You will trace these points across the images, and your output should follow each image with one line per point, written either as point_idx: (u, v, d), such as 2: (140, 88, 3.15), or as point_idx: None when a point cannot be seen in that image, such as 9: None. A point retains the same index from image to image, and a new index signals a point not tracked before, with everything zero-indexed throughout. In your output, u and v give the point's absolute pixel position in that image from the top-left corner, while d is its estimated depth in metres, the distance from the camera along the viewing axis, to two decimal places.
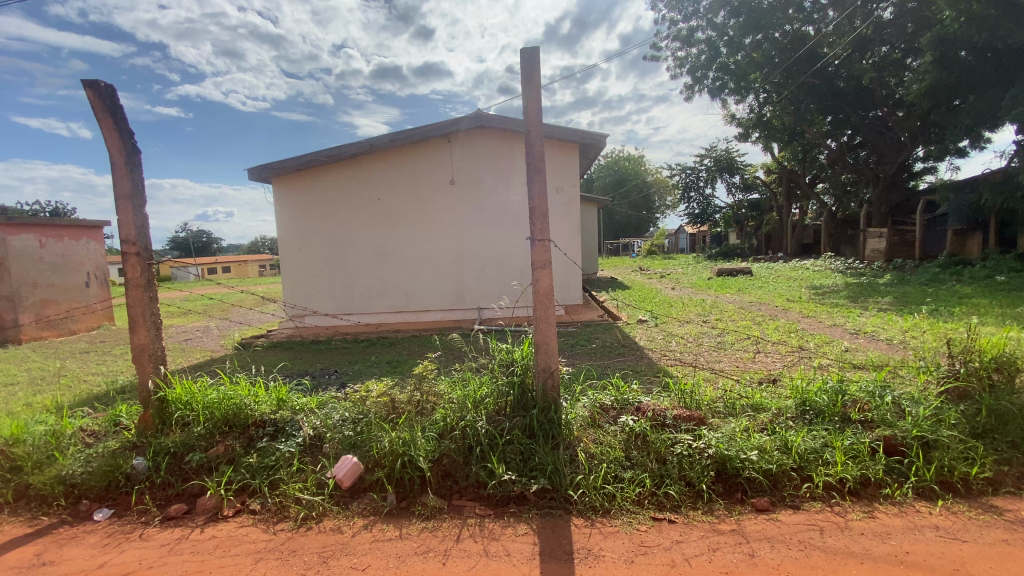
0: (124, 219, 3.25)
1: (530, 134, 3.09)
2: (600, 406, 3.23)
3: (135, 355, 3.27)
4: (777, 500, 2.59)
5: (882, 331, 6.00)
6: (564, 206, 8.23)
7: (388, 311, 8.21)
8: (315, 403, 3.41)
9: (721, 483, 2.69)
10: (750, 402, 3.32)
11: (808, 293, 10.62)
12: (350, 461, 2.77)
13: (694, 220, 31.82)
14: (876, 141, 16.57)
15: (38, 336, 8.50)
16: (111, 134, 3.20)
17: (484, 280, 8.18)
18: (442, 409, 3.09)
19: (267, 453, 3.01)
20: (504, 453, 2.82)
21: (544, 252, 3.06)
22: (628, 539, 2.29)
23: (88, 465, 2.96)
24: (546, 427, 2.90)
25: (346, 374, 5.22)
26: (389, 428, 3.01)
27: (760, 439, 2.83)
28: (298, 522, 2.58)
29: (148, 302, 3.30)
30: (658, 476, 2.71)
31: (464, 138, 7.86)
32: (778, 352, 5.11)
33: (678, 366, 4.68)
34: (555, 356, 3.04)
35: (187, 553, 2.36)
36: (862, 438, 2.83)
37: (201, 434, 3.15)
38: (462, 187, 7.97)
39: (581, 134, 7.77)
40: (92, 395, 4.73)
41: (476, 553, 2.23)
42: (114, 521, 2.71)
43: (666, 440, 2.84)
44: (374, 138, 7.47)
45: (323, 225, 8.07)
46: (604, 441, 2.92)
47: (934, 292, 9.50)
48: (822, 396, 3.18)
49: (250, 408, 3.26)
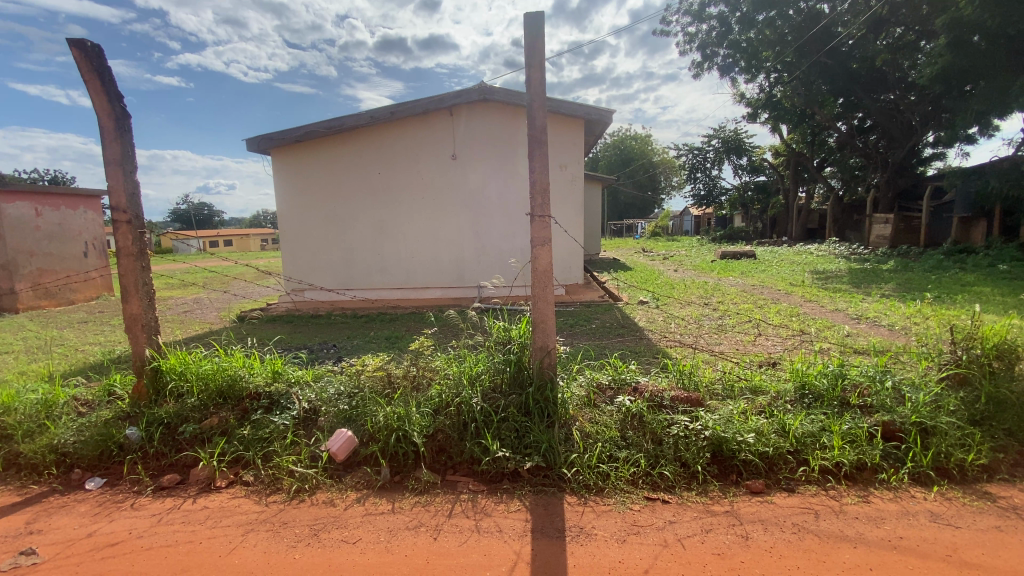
0: (115, 185, 3.24)
1: (532, 106, 2.99)
2: (597, 386, 3.24)
3: (128, 325, 3.30)
4: (771, 483, 2.59)
5: (884, 316, 5.95)
6: (567, 183, 8.08)
7: (386, 288, 8.17)
8: (311, 376, 3.39)
9: (716, 465, 2.68)
10: (747, 384, 3.32)
11: (811, 277, 10.54)
12: (345, 435, 2.76)
13: (700, 201, 31.62)
14: (887, 124, 16.28)
15: (37, 305, 8.51)
16: (98, 95, 3.16)
17: (484, 259, 8.10)
18: (438, 385, 3.06)
19: (261, 426, 3.01)
20: (498, 430, 2.81)
21: (544, 229, 3.01)
22: (620, 519, 2.28)
23: (80, 434, 2.98)
24: (542, 406, 2.89)
25: (344, 348, 5.20)
26: (384, 403, 3.01)
27: (757, 422, 2.83)
28: (291, 494, 2.58)
29: (141, 271, 3.32)
30: (652, 457, 2.70)
31: (468, 113, 7.70)
32: (779, 336, 5.07)
33: (677, 347, 4.63)
34: (553, 335, 3.02)
35: (178, 524, 2.38)
36: (860, 422, 2.82)
37: (195, 405, 3.16)
38: (464, 162, 7.84)
39: (588, 109, 7.60)
40: (88, 364, 4.74)
41: (468, 529, 2.22)
42: (106, 490, 2.74)
43: (662, 421, 2.83)
44: (374, 109, 7.32)
45: (322, 199, 7.98)
46: (600, 420, 2.91)
47: (937, 279, 9.40)
48: (822, 380, 3.16)
49: (244, 380, 3.25)
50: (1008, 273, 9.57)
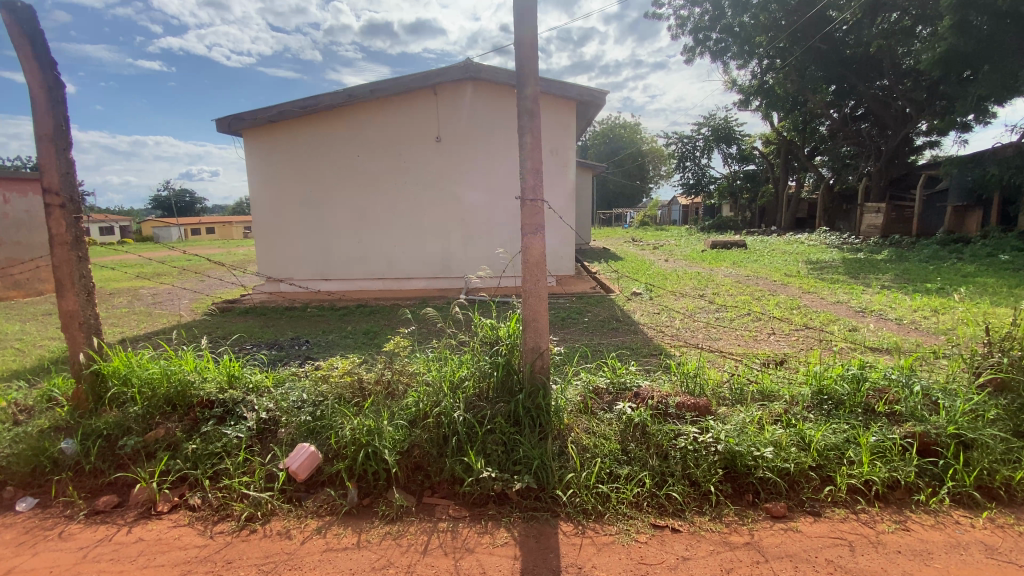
0: (45, 164, 2.79)
1: (522, 73, 2.59)
2: (594, 390, 2.90)
3: (63, 323, 2.87)
4: (794, 505, 2.30)
5: (890, 310, 5.68)
6: (559, 168, 7.68)
7: (367, 279, 7.78)
8: (271, 381, 3.00)
9: (729, 483, 2.38)
10: (759, 387, 3.01)
11: (806, 267, 10.33)
12: (307, 451, 2.40)
13: (689, 190, 31.41)
14: (880, 112, 16.10)
15: (4, 296, 7.93)
16: (28, 61, 2.72)
17: (471, 247, 7.72)
18: (415, 393, 2.69)
19: (213, 439, 2.61)
20: (483, 445, 2.46)
21: (535, 214, 2.65)
22: (625, 554, 1.96)
23: (13, 446, 2.59)
24: (533, 415, 2.55)
25: (318, 345, 4.81)
26: (351, 413, 2.64)
27: (774, 433, 2.53)
28: (240, 523, 2.21)
29: (78, 262, 2.88)
30: (658, 475, 2.37)
31: (454, 92, 7.26)
32: (782, 331, 4.78)
33: (675, 344, 4.31)
34: (545, 335, 2.69)
35: (105, 562, 2.00)
36: (891, 435, 2.56)
37: (139, 414, 2.74)
38: (449, 145, 7.42)
39: (580, 89, 7.19)
40: (34, 364, 4.29)
41: (446, 571, 1.88)
42: (37, 513, 2.34)
43: (668, 432, 2.50)
44: (353, 87, 6.84)
45: (297, 184, 7.51)
46: (599, 431, 2.58)
47: (936, 270, 9.21)
48: (842, 385, 2.88)
49: (195, 387, 2.84)
50: (1008, 263, 9.41)
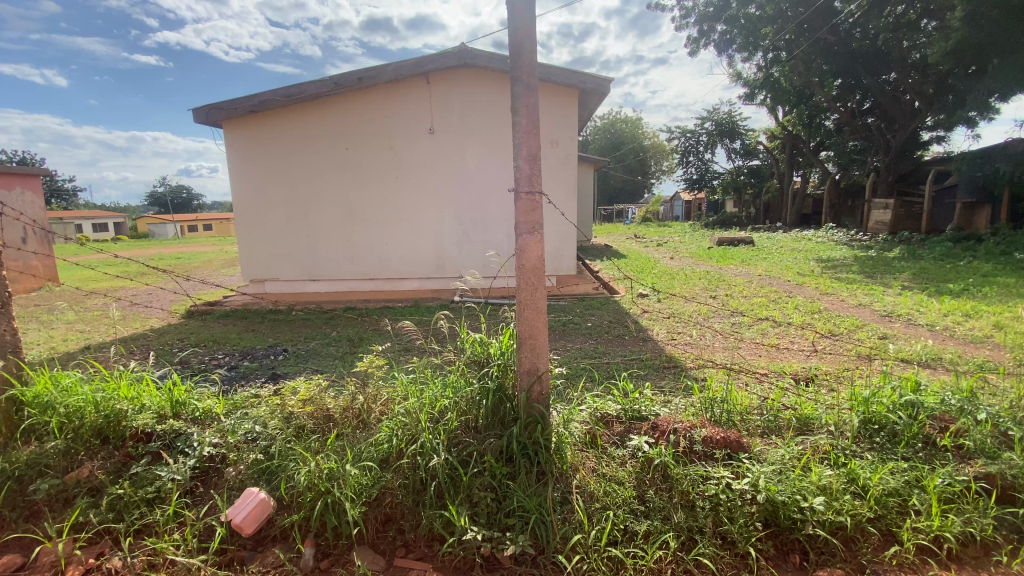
0: None
1: (518, 42, 2.14)
2: (602, 419, 2.47)
3: None
4: (853, 570, 1.83)
5: (919, 314, 5.26)
6: (560, 162, 7.22)
7: (357, 279, 7.33)
8: (223, 408, 2.56)
9: (771, 541, 1.92)
10: (795, 414, 2.58)
11: (818, 266, 9.89)
12: (256, 498, 1.96)
13: (694, 185, 30.49)
14: (888, 106, 15.53)
15: None
16: None
17: (467, 246, 7.27)
18: (388, 426, 2.25)
19: (143, 483, 2.16)
20: (469, 492, 2.01)
21: (533, 211, 2.21)
22: None
23: None
24: (531, 452, 2.12)
25: (297, 354, 4.40)
26: (313, 451, 2.20)
27: (823, 476, 2.09)
28: None
29: None
30: (683, 532, 1.92)
31: (447, 81, 6.80)
32: (804, 338, 4.39)
33: (691, 356, 3.90)
34: (545, 355, 2.26)
35: None
36: (958, 475, 2.12)
37: (60, 450, 2.29)
38: (442, 137, 6.96)
39: (582, 77, 6.72)
40: None
41: None
42: None
43: (696, 476, 2.06)
44: (339, 74, 6.36)
45: (281, 179, 7.05)
46: (611, 474, 2.13)
47: (955, 269, 8.77)
48: (895, 413, 2.45)
49: (129, 416, 2.40)
50: None
